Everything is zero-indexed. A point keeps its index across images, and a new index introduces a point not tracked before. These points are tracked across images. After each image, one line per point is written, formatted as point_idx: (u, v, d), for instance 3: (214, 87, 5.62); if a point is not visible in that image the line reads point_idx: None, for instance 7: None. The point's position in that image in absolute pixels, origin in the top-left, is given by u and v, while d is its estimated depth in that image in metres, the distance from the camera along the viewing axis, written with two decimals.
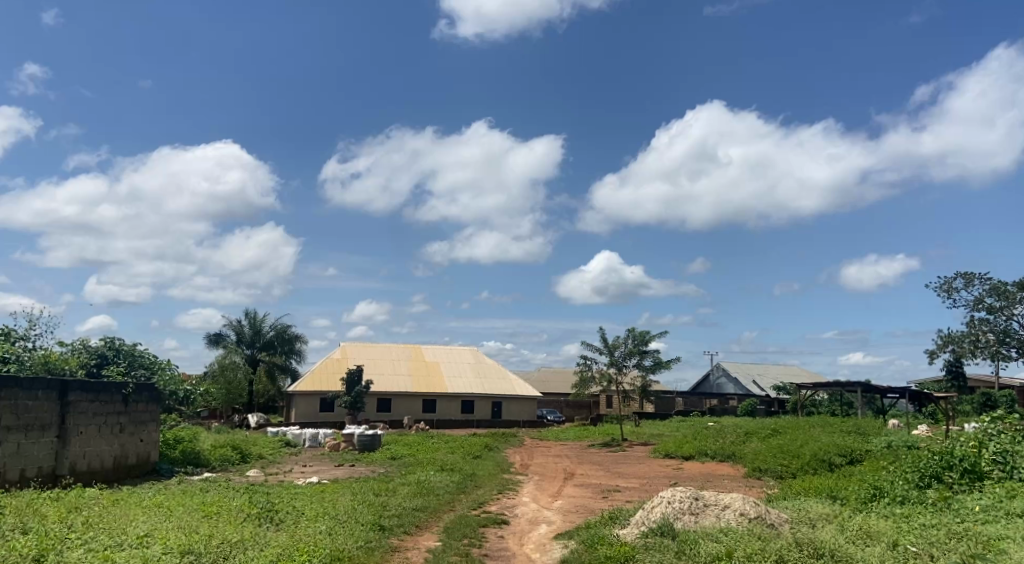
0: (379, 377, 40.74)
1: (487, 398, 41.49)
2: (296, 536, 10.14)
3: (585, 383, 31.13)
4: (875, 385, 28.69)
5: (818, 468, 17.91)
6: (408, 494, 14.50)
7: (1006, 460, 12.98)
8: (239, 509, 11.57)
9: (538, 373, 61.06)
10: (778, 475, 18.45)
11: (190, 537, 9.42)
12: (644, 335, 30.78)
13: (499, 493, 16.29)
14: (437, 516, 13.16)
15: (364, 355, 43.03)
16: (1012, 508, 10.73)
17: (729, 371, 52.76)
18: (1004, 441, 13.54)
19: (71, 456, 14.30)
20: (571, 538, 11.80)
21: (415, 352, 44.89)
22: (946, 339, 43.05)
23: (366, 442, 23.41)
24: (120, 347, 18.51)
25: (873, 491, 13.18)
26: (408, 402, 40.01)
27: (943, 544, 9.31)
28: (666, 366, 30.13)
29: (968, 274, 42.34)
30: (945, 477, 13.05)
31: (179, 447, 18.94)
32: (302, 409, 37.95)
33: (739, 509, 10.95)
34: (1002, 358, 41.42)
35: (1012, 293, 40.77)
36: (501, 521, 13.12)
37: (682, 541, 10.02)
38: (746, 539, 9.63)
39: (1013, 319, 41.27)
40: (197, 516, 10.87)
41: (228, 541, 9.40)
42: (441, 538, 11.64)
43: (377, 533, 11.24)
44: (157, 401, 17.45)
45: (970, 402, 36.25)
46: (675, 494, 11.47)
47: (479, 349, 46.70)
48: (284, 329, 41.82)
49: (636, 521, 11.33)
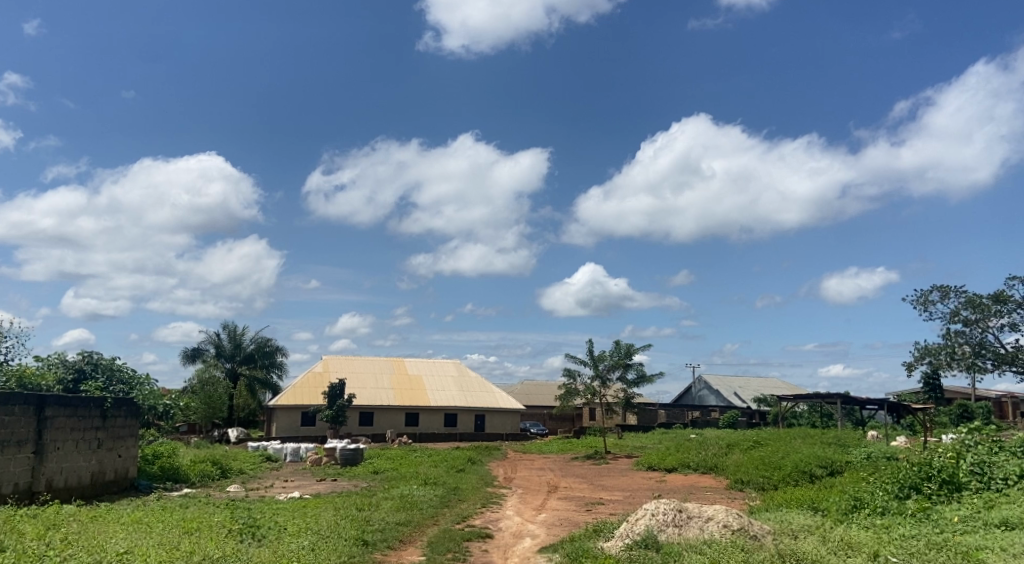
0: (362, 391, 40.56)
1: (470, 411, 41.41)
2: (279, 552, 10.10)
3: (569, 396, 31.14)
4: (854, 397, 28.95)
5: (799, 480, 18.01)
6: (391, 508, 14.42)
7: (983, 472, 13.24)
8: (220, 524, 11.50)
9: (521, 385, 60.88)
10: (760, 486, 18.53)
11: (171, 553, 9.38)
12: (628, 348, 30.91)
13: (483, 506, 16.27)
14: (421, 530, 13.12)
15: (345, 368, 42.77)
16: (990, 519, 10.87)
17: (711, 384, 53.15)
18: (981, 453, 13.82)
19: (48, 473, 14.13)
20: (555, 551, 11.78)
21: (397, 365, 44.73)
22: (923, 351, 43.53)
23: (348, 457, 23.26)
24: (98, 361, 18.38)
25: (853, 502, 13.24)
26: (391, 415, 39.87)
27: (924, 554, 9.40)
28: (649, 379, 30.23)
29: (944, 287, 42.87)
30: (924, 488, 13.14)
31: (158, 462, 18.73)
32: (284, 423, 37.63)
33: (722, 521, 11.00)
34: (978, 370, 41.81)
35: (987, 306, 41.30)
36: (484, 535, 13.08)
37: (666, 553, 10.08)
38: (730, 551, 9.69)
39: (988, 332, 41.79)
40: (178, 532, 10.78)
41: (209, 557, 9.35)
42: (424, 552, 11.61)
43: (360, 548, 11.17)
44: (136, 416, 17.25)
45: (948, 414, 36.57)
46: (659, 506, 11.48)
47: (461, 362, 46.66)
48: (264, 342, 41.66)
49: (620, 534, 11.32)
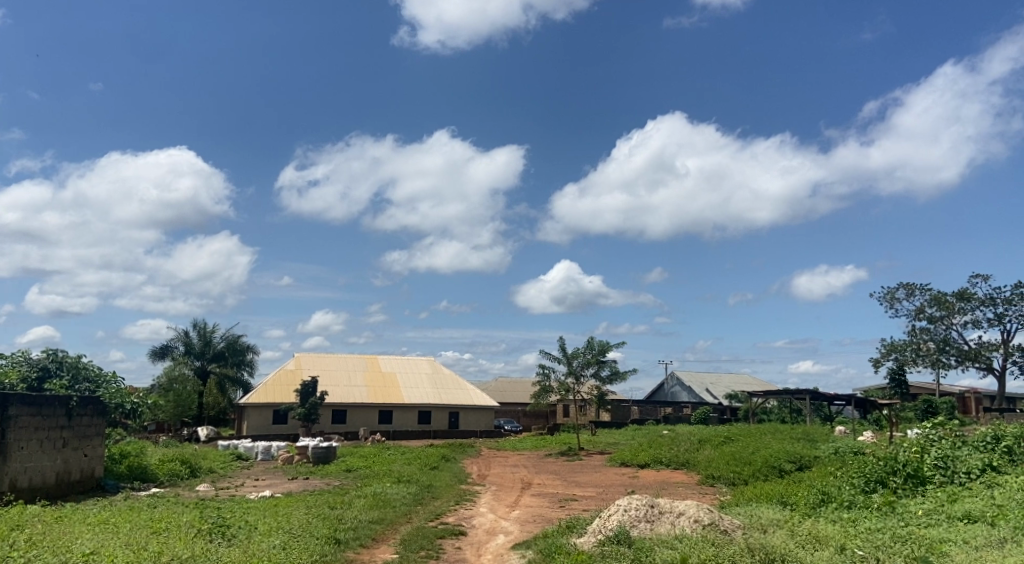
0: (334, 389, 40.34)
1: (444, 408, 41.35)
2: (250, 552, 10.01)
3: (543, 393, 31.19)
4: (823, 394, 29.38)
5: (769, 475, 18.27)
6: (364, 506, 14.37)
7: (947, 466, 13.52)
8: (189, 524, 11.37)
9: (495, 382, 60.96)
10: (731, 481, 18.74)
11: (139, 553, 9.28)
12: (602, 345, 31.05)
13: (457, 504, 16.24)
14: (394, 528, 13.11)
15: (318, 366, 42.48)
16: (953, 512, 11.10)
17: (683, 380, 53.66)
18: (945, 447, 14.13)
19: (12, 473, 13.89)
20: (528, 548, 11.81)
21: (371, 362, 44.52)
22: (889, 347, 44.28)
23: (320, 454, 23.12)
24: (63, 359, 18.11)
25: (820, 496, 13.43)
26: (364, 413, 39.74)
27: (888, 547, 9.57)
28: (623, 376, 30.40)
29: (909, 285, 43.64)
30: (889, 482, 13.36)
31: (125, 461, 18.45)
32: (255, 421, 37.31)
33: (693, 516, 11.11)
34: (942, 366, 42.66)
35: (951, 303, 42.13)
36: (458, 533, 13.10)
37: (637, 548, 10.15)
38: (700, 545, 9.78)
39: (952, 329, 42.62)
40: (146, 532, 10.65)
41: (178, 557, 9.27)
42: (397, 550, 11.59)
43: (332, 547, 11.10)
44: (102, 415, 17.00)
45: (913, 409, 37.26)
46: (632, 502, 11.59)
47: (436, 359, 46.55)
48: (235, 339, 41.11)
49: (593, 530, 11.37)
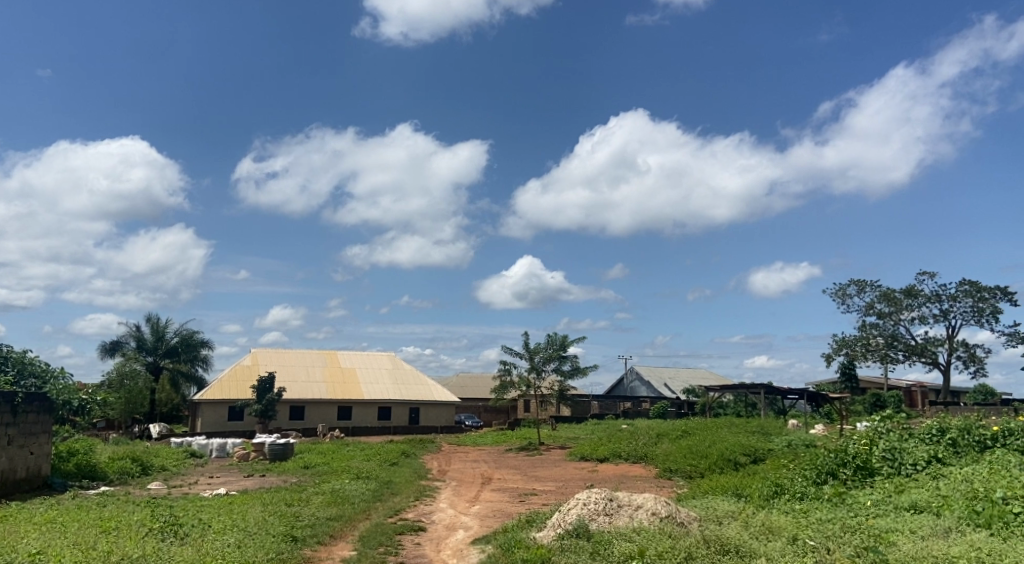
0: (292, 384, 39.85)
1: (404, 404, 41.15)
2: (203, 550, 9.87)
3: (504, 388, 31.22)
4: (777, 388, 29.97)
5: (725, 468, 18.57)
6: (322, 503, 14.26)
7: (894, 458, 13.89)
8: (140, 523, 11.09)
9: (456, 378, 60.95)
10: (687, 474, 19.00)
11: (87, 553, 9.06)
12: (563, 340, 31.23)
13: (416, 500, 16.20)
14: (352, 524, 13.01)
15: (275, 362, 41.92)
16: (900, 502, 11.41)
17: (642, 374, 54.30)
18: (893, 440, 14.52)
19: None
20: (488, 543, 11.84)
21: (330, 358, 44.06)
22: (840, 342, 45.29)
23: (277, 451, 22.88)
24: (8, 354, 17.61)
25: (774, 488, 13.68)
26: (323, 409, 39.37)
27: (839, 537, 9.79)
28: (584, 371, 30.60)
29: (860, 282, 44.65)
30: (840, 473, 13.67)
31: (74, 459, 17.99)
32: (210, 418, 36.71)
33: (651, 508, 11.24)
34: (890, 361, 43.77)
35: (900, 300, 43.20)
36: (417, 528, 13.06)
37: (596, 542, 10.22)
38: (658, 538, 9.89)
39: (899, 324, 43.74)
40: (94, 532, 10.38)
41: (128, 557, 9.08)
42: (355, 547, 11.52)
43: (288, 545, 10.99)
44: (49, 411, 16.58)
45: (863, 403, 38.20)
46: (590, 496, 11.68)
47: (396, 354, 46.27)
48: (189, 335, 40.35)
49: (553, 523, 11.45)
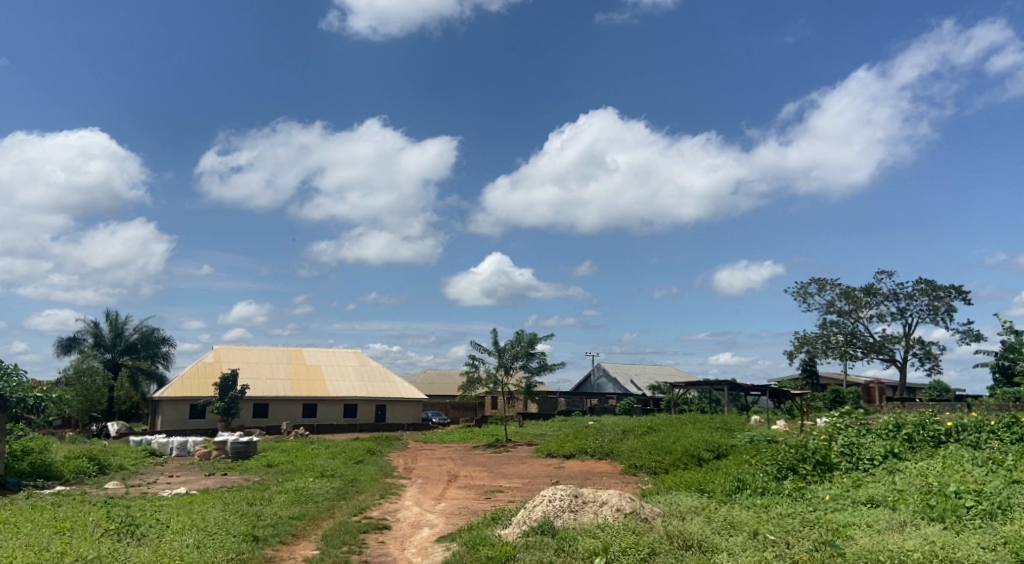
0: (256, 382, 39.36)
1: (370, 401, 40.90)
2: (161, 550, 9.72)
3: (471, 385, 31.18)
4: (740, 384, 30.38)
5: (688, 464, 18.76)
6: (285, 502, 14.11)
7: (851, 452, 14.15)
8: (95, 524, 10.88)
9: (423, 374, 60.73)
10: (652, 470, 19.15)
11: (40, 554, 8.86)
12: (531, 337, 31.30)
13: (382, 497, 16.12)
14: (316, 523, 12.89)
15: (238, 359, 41.34)
16: (858, 496, 11.62)
17: (609, 371, 54.68)
18: (850, 435, 14.79)
19: None
20: (453, 540, 11.83)
21: (295, 355, 43.59)
22: (801, 339, 46.00)
23: (240, 449, 22.59)
24: None
25: (736, 483, 13.85)
26: (287, 407, 38.96)
27: (798, 531, 9.94)
28: (551, 368, 30.71)
29: (821, 281, 45.40)
30: (800, 469, 13.88)
31: (28, 458, 17.56)
32: (171, 415, 36.10)
33: (615, 505, 11.30)
34: (849, 358, 44.58)
35: (859, 298, 43.99)
36: (382, 526, 12.99)
37: (561, 538, 10.26)
38: (621, 534, 9.95)
39: (859, 322, 44.54)
40: (48, 533, 10.17)
41: (83, 558, 8.90)
42: (318, 546, 11.41)
43: (250, 544, 10.87)
44: None
45: (823, 399, 38.88)
46: (556, 492, 11.70)
47: (363, 351, 45.94)
48: (149, 332, 39.80)
49: (517, 520, 11.46)
